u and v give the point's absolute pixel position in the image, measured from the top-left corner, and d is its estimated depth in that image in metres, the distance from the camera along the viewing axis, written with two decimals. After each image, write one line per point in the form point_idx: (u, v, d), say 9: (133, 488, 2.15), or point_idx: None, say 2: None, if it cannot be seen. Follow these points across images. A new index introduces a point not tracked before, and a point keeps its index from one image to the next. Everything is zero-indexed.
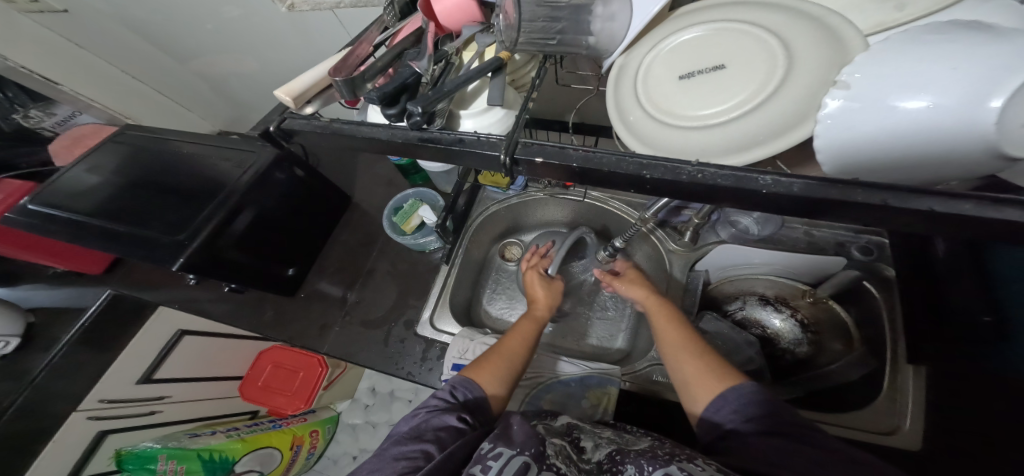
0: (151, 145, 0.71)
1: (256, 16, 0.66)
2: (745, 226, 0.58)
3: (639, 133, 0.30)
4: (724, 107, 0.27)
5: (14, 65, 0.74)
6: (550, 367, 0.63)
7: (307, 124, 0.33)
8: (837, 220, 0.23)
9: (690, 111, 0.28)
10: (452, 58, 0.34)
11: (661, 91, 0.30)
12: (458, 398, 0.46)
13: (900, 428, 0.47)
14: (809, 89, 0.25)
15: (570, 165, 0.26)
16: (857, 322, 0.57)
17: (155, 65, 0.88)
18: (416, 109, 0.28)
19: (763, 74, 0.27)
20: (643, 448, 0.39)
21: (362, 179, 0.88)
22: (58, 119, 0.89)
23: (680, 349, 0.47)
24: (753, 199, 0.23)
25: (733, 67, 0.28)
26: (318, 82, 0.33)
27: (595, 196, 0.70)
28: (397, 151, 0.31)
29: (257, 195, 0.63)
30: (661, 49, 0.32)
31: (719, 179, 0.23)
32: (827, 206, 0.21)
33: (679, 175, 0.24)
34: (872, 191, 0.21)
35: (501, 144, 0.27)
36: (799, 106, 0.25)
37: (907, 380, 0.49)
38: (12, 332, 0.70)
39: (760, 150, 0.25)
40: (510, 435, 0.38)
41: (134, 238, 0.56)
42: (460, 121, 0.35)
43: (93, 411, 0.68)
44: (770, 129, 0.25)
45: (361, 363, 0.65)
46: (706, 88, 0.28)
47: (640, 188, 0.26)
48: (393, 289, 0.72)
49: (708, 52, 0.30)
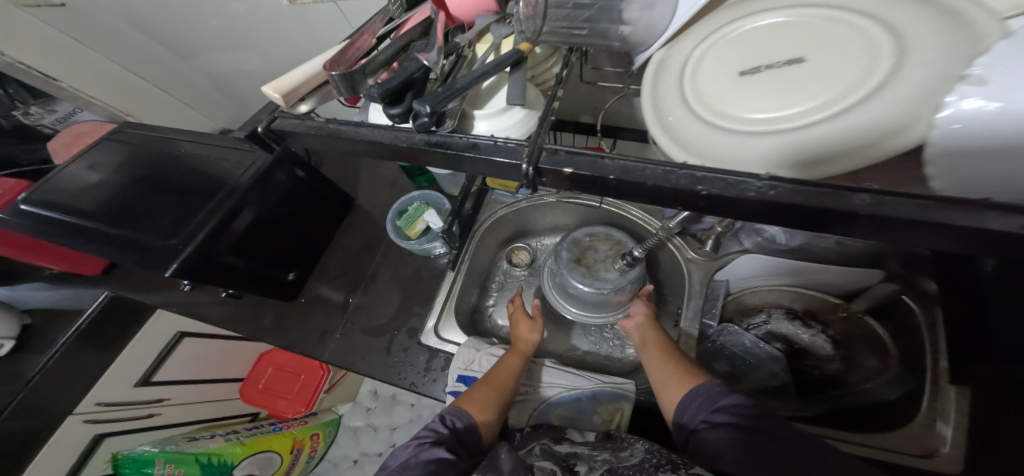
0: (149, 144, 0.68)
1: (260, 12, 0.64)
2: (771, 235, 0.54)
3: (686, 136, 0.27)
4: (800, 108, 0.23)
5: (11, 61, 0.71)
6: (541, 385, 0.60)
7: (299, 125, 0.30)
8: (939, 240, 0.20)
9: (755, 113, 0.24)
10: (465, 52, 0.32)
11: (717, 88, 0.27)
12: (448, 426, 0.45)
13: (940, 450, 0.44)
14: (919, 86, 0.20)
15: (604, 176, 0.23)
16: (894, 338, 0.54)
17: (157, 62, 0.85)
18: (423, 109, 0.24)
19: (855, 67, 0.23)
20: (633, 463, 0.40)
21: (365, 180, 0.86)
22: (59, 116, 0.86)
23: (661, 357, 0.50)
24: (845, 220, 0.20)
25: (812, 61, 0.24)
26: (313, 76, 0.30)
27: (611, 202, 0.66)
28: (400, 156, 0.28)
29: (258, 196, 0.60)
30: (715, 42, 0.28)
31: (794, 197, 0.20)
32: (921, 230, 0.19)
33: (743, 191, 0.21)
34: (1008, 214, 0.18)
35: (522, 151, 0.25)
36: (911, 103, 0.20)
37: (948, 403, 0.45)
38: (5, 334, 0.68)
39: (847, 160, 0.22)
40: (497, 465, 0.37)
41: (127, 241, 0.53)
42: (473, 123, 0.32)
43: (91, 414, 0.66)
44: (861, 136, 0.21)
45: (362, 372, 0.62)
46: (776, 84, 0.25)
47: (690, 205, 0.23)
48: (397, 295, 0.70)
49: (779, 46, 0.26)
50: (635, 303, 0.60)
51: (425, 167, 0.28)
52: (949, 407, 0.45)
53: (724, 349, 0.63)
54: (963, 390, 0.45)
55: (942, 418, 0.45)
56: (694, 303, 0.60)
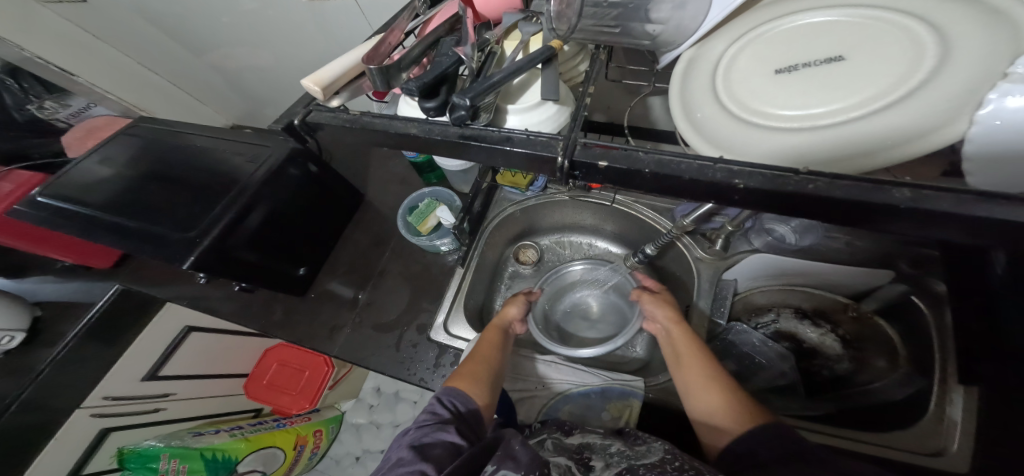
0: (162, 138, 0.69)
1: (273, 9, 0.63)
2: (780, 234, 0.57)
3: (720, 134, 0.27)
4: (840, 105, 0.23)
5: (31, 56, 0.69)
6: (562, 378, 0.61)
7: (333, 118, 0.30)
8: (970, 236, 0.20)
9: (796, 109, 0.24)
10: (494, 48, 0.32)
11: (752, 85, 0.27)
12: (448, 406, 0.46)
13: (948, 449, 0.46)
14: (965, 83, 0.21)
15: (641, 170, 0.23)
16: (904, 339, 0.55)
17: (171, 57, 0.83)
18: (463, 102, 0.25)
19: (895, 65, 0.23)
20: (652, 462, 0.40)
21: (375, 177, 0.86)
22: (73, 110, 0.84)
23: (703, 380, 0.46)
24: (883, 214, 0.21)
25: (853, 59, 0.24)
26: (349, 70, 0.30)
27: (623, 201, 0.67)
28: (432, 150, 0.28)
29: (270, 192, 0.61)
30: (750, 40, 0.29)
31: (834, 190, 0.21)
32: (954, 219, 0.19)
33: (781, 185, 0.21)
34: None
35: (555, 144, 0.25)
36: (949, 102, 0.21)
37: (956, 399, 0.47)
38: (17, 327, 0.68)
39: (885, 156, 0.22)
40: (514, 456, 0.37)
41: (144, 233, 0.54)
42: (506, 117, 0.32)
43: (98, 408, 0.66)
44: (904, 132, 0.21)
45: (372, 367, 0.63)
46: (817, 82, 0.24)
47: (726, 199, 0.23)
48: (406, 292, 0.70)
49: (819, 43, 0.26)
50: (655, 309, 0.57)
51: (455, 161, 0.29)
52: (958, 404, 0.46)
53: (733, 347, 0.64)
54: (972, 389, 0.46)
55: (948, 418, 0.46)
56: (704, 302, 0.62)
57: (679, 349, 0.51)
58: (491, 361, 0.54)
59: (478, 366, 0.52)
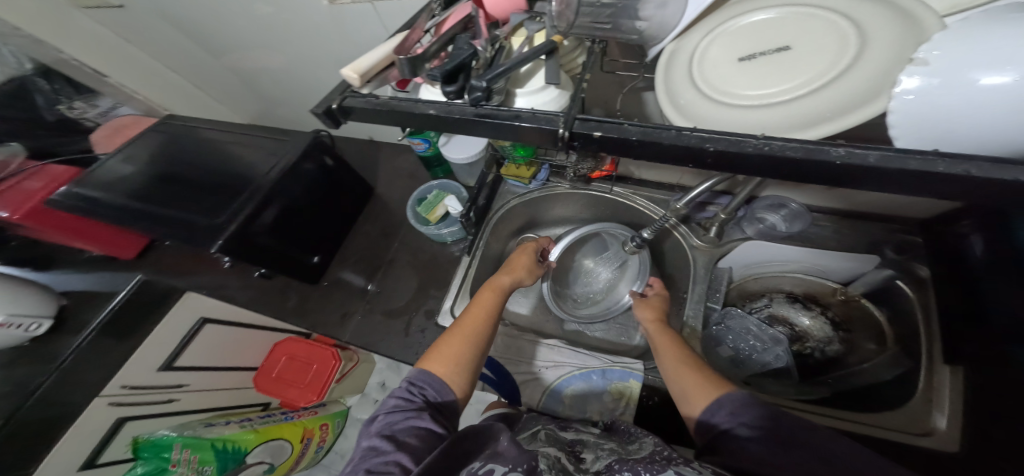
0: (188, 136, 0.74)
1: (289, 12, 0.65)
2: (772, 223, 0.60)
3: (695, 114, 0.31)
4: (786, 86, 0.28)
5: (67, 57, 0.80)
6: (568, 359, 0.65)
7: (365, 102, 0.33)
8: (910, 192, 0.23)
9: (753, 91, 0.29)
10: (504, 43, 0.35)
11: (718, 72, 0.31)
12: (421, 393, 0.45)
13: (935, 430, 0.48)
14: (882, 65, 0.25)
15: (628, 138, 0.27)
16: (890, 320, 0.58)
17: (192, 59, 0.88)
18: (480, 83, 0.29)
19: (829, 53, 0.27)
20: (641, 456, 0.40)
21: (384, 172, 0.92)
22: (100, 111, 0.94)
23: (680, 365, 0.46)
24: (825, 171, 0.24)
25: (797, 48, 0.28)
26: (381, 61, 0.34)
27: (619, 192, 0.69)
28: (452, 128, 0.32)
29: (285, 187, 0.64)
30: (717, 33, 0.32)
31: (787, 151, 0.24)
32: (885, 176, 0.23)
33: (743, 147, 0.25)
34: (955, 162, 0.21)
35: (558, 120, 0.29)
36: (871, 82, 0.25)
37: (944, 379, 0.50)
38: (46, 313, 0.72)
39: (828, 127, 0.26)
40: (501, 452, 0.38)
41: (176, 222, 0.58)
42: (514, 100, 0.36)
43: (118, 397, 0.53)
44: (836, 106, 0.26)
45: (382, 351, 0.70)
46: (768, 69, 0.29)
47: (699, 162, 0.27)
48: (414, 279, 0.76)
49: (772, 33, 0.30)
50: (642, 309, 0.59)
51: (471, 138, 0.32)
52: (946, 384, 0.49)
53: (729, 331, 0.67)
54: (957, 369, 0.49)
55: (936, 397, 0.49)
56: (699, 287, 0.65)
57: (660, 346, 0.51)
58: (479, 335, 0.52)
59: (459, 345, 0.50)
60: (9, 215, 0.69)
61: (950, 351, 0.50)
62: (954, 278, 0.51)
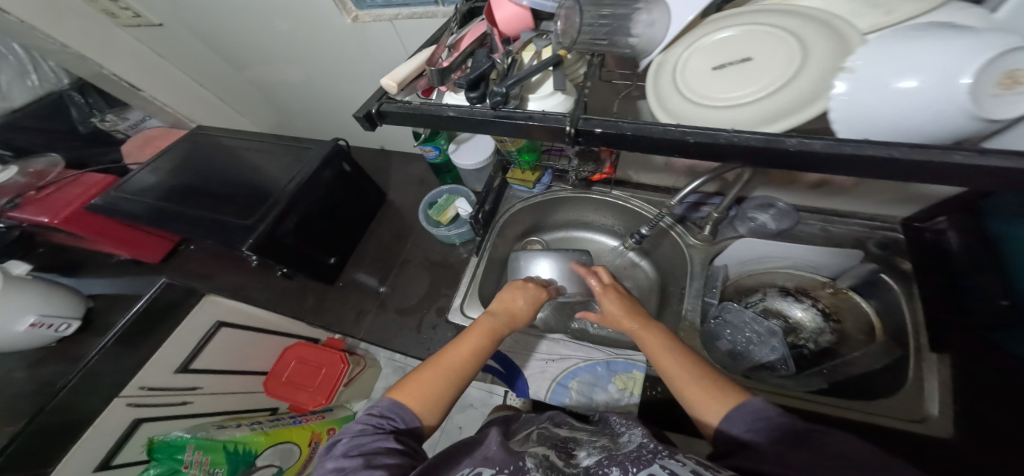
0: (217, 147, 0.81)
1: (309, 30, 0.71)
2: (762, 222, 0.64)
3: (680, 115, 0.35)
4: (752, 90, 0.32)
5: (109, 73, 0.89)
6: (572, 352, 0.68)
7: (398, 106, 0.38)
8: (859, 174, 0.28)
9: (724, 94, 0.33)
10: (516, 56, 0.40)
11: (697, 79, 0.35)
12: (389, 423, 0.46)
13: (930, 416, 0.50)
14: (819, 73, 0.30)
15: (624, 132, 0.31)
16: (879, 313, 0.62)
17: (218, 73, 0.95)
18: (501, 90, 0.33)
19: (782, 63, 0.32)
20: (629, 451, 0.42)
21: (396, 180, 0.99)
22: (130, 123, 1.04)
23: (684, 372, 0.46)
24: (784, 158, 0.28)
25: (758, 59, 0.33)
26: (414, 70, 0.40)
27: (617, 195, 0.74)
28: (474, 127, 0.36)
29: (306, 191, 0.70)
30: (696, 46, 0.37)
31: (753, 141, 0.28)
32: (832, 159, 0.27)
33: (718, 139, 0.29)
34: (879, 146, 0.26)
35: (564, 120, 0.33)
36: (813, 86, 0.30)
37: (933, 366, 0.53)
38: (74, 315, 0.76)
39: (784, 123, 0.30)
40: (489, 456, 0.42)
41: (211, 222, 0.65)
42: (528, 104, 0.40)
43: (135, 398, 0.54)
44: (790, 106, 0.30)
45: (396, 347, 0.76)
46: (735, 76, 0.33)
47: (684, 151, 0.31)
48: (426, 279, 0.82)
49: (737, 47, 0.34)
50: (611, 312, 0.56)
51: (490, 136, 0.37)
52: (935, 371, 0.52)
53: (725, 325, 0.69)
54: (944, 357, 0.53)
55: (927, 384, 0.52)
56: (696, 283, 0.68)
57: (654, 349, 0.50)
58: (456, 375, 0.51)
59: (433, 382, 0.49)
60: (49, 220, 0.74)
61: (937, 340, 0.54)
62: (940, 273, 0.56)
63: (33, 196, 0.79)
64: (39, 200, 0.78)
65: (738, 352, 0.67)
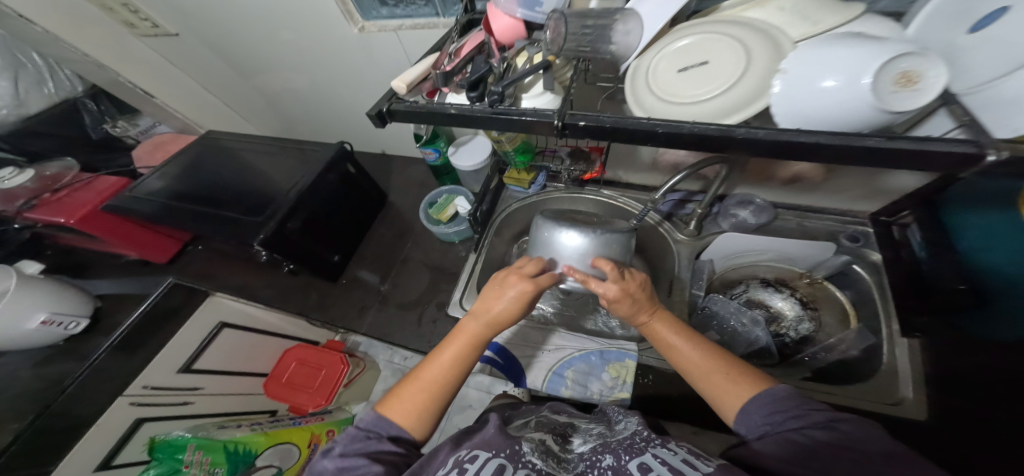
0: (226, 150, 0.85)
1: (316, 40, 0.75)
2: (743, 217, 0.69)
3: (652, 112, 0.40)
4: (710, 88, 0.37)
5: (125, 81, 0.94)
6: (565, 342, 0.72)
7: (405, 105, 0.42)
8: (801, 158, 0.32)
9: (688, 93, 0.38)
10: (511, 62, 0.44)
11: (665, 80, 0.40)
12: (379, 431, 0.47)
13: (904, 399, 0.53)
14: (763, 74, 0.35)
15: (603, 124, 0.35)
16: (853, 301, 0.66)
17: (226, 80, 0.99)
18: (497, 89, 0.37)
19: (733, 65, 0.37)
20: (621, 438, 0.46)
21: (397, 183, 1.03)
22: (141, 129, 1.08)
23: (702, 367, 0.45)
24: (738, 144, 0.33)
25: (714, 62, 0.38)
26: (420, 74, 0.44)
27: (607, 194, 0.77)
28: (473, 123, 0.40)
29: (313, 191, 0.73)
30: (663, 51, 0.41)
31: (711, 130, 0.33)
32: (776, 145, 0.32)
33: (682, 129, 0.33)
34: (810, 134, 0.31)
35: (552, 114, 0.37)
36: (757, 85, 0.35)
37: (904, 351, 0.56)
38: (83, 313, 0.78)
39: (737, 116, 0.36)
40: (487, 440, 0.45)
41: (223, 218, 0.68)
42: (521, 103, 0.45)
43: (139, 396, 0.55)
44: (741, 101, 0.36)
45: (397, 340, 0.79)
46: (697, 77, 0.38)
47: (655, 139, 0.35)
48: (427, 276, 0.85)
49: (696, 52, 0.39)
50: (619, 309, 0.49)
51: (488, 131, 0.41)
52: (907, 353, 0.55)
53: (712, 316, 0.72)
54: (913, 340, 0.56)
55: (900, 367, 0.55)
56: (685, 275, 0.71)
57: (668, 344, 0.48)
58: (447, 384, 0.49)
59: (422, 395, 0.48)
60: (64, 220, 0.78)
61: (907, 326, 0.57)
62: (907, 268, 0.60)
63: (49, 198, 0.83)
64: (50, 203, 0.81)
65: (726, 340, 0.69)
